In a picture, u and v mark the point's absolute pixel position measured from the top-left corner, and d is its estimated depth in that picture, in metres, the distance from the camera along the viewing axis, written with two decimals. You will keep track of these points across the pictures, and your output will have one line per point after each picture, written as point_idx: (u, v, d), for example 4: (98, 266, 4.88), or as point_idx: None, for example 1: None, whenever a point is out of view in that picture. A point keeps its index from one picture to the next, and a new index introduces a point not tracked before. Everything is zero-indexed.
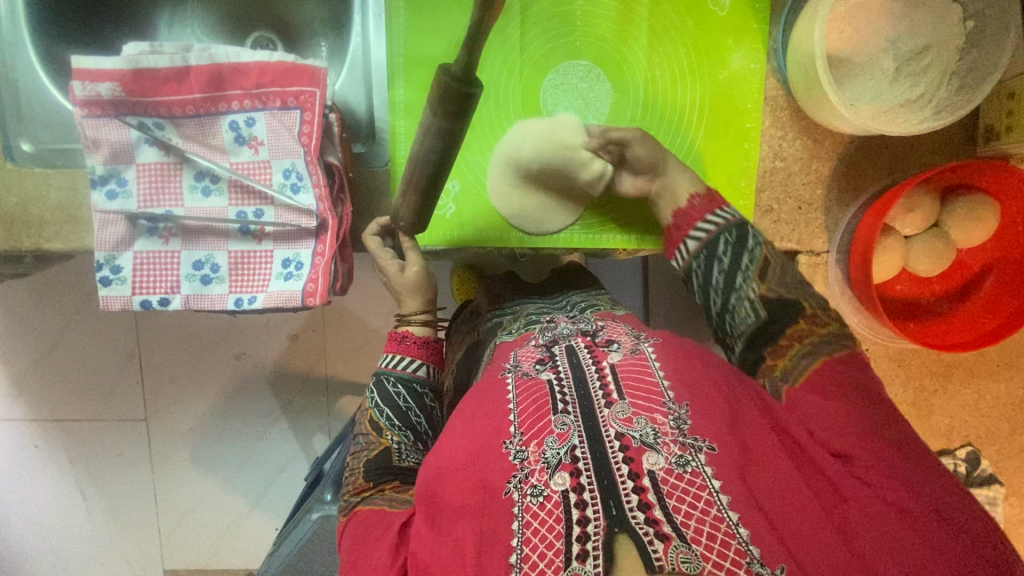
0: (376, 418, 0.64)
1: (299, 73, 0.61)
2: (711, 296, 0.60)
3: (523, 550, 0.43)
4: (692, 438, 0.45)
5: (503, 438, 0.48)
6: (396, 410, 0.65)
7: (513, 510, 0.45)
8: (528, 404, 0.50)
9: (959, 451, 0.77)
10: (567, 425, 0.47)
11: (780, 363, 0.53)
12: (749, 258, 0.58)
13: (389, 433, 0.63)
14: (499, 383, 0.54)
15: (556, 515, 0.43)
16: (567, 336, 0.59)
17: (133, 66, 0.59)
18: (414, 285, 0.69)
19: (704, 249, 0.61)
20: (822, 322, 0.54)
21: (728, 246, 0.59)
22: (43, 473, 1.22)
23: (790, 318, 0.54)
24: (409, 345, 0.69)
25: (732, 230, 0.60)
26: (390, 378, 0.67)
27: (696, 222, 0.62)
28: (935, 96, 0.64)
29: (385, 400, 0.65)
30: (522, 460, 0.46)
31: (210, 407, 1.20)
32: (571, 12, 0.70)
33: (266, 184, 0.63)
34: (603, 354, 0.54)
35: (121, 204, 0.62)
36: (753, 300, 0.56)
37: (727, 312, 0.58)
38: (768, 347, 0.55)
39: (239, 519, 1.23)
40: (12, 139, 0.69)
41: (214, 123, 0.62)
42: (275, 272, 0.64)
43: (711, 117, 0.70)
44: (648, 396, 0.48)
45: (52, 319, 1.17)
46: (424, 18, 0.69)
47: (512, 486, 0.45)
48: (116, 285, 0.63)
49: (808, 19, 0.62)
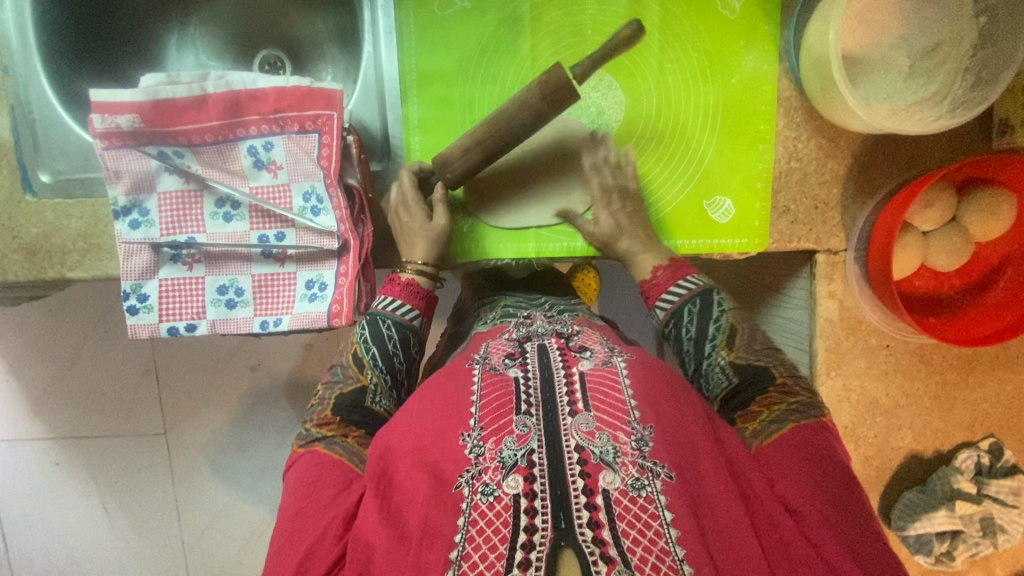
0: (361, 354, 0.64)
1: (316, 96, 0.61)
2: (686, 362, 0.65)
3: (464, 548, 0.43)
4: (651, 462, 0.47)
5: (461, 430, 0.50)
6: (383, 350, 0.64)
7: (460, 506, 0.45)
8: (491, 401, 0.51)
9: (981, 443, 0.77)
10: (528, 428, 0.48)
11: (750, 424, 0.58)
12: (715, 330, 0.63)
13: (369, 372, 0.64)
14: (464, 372, 0.57)
15: (504, 518, 0.44)
16: (541, 334, 0.61)
17: (151, 98, 0.60)
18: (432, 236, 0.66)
19: (670, 318, 0.65)
20: (790, 389, 0.60)
21: (693, 315, 0.64)
22: (65, 491, 1.23)
23: (758, 388, 0.60)
24: (412, 294, 0.67)
25: (694, 300, 0.65)
26: (386, 321, 0.65)
27: (667, 286, 0.66)
28: (951, 92, 0.64)
29: (375, 338, 0.64)
30: (477, 455, 0.47)
31: (229, 419, 1.21)
32: (581, 22, 0.70)
33: (287, 208, 0.64)
34: (575, 360, 0.55)
35: (144, 233, 0.63)
36: (722, 366, 0.62)
37: (700, 376, 0.63)
38: (742, 408, 0.59)
39: (261, 528, 1.25)
40: (31, 171, 0.70)
41: (233, 149, 0.63)
42: (299, 293, 0.65)
43: (725, 121, 0.70)
44: (614, 414, 0.49)
45: (71, 339, 1.18)
46: (434, 33, 0.69)
47: (463, 480, 0.46)
48: (143, 313, 0.63)
49: (822, 20, 0.62)
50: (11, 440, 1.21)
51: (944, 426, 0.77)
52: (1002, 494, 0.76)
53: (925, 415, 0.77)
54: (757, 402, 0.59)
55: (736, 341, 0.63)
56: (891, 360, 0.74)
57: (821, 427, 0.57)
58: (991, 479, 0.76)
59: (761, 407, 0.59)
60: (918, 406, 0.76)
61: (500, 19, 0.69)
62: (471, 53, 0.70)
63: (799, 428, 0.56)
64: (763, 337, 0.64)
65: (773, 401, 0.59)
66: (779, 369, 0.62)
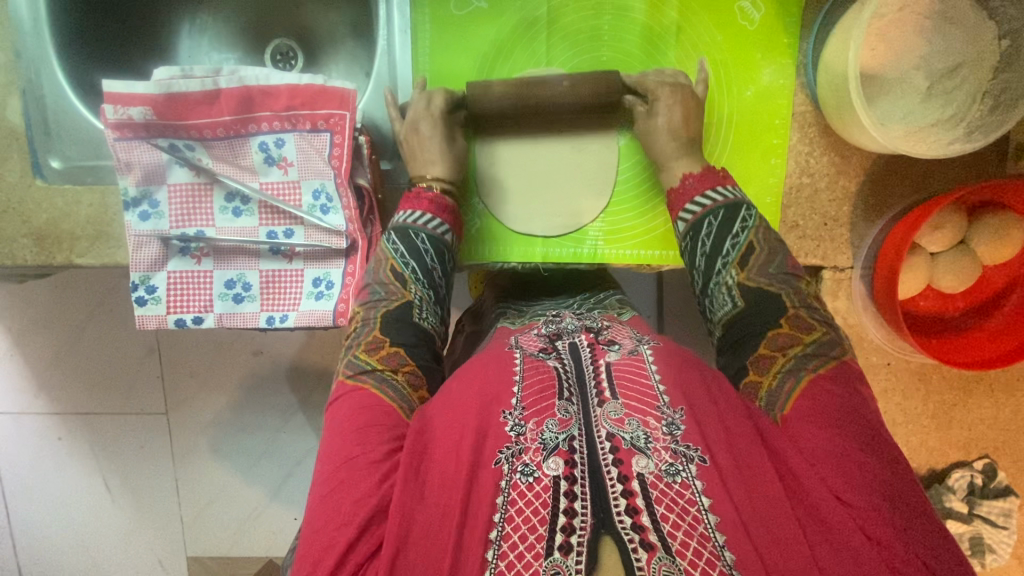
0: (400, 269, 0.62)
1: (329, 95, 0.62)
2: (697, 277, 0.66)
3: (503, 528, 0.43)
4: (685, 446, 0.46)
5: (503, 408, 0.49)
6: (421, 264, 0.64)
7: (499, 484, 0.45)
8: (534, 385, 0.51)
9: (975, 463, 0.78)
10: (569, 414, 0.48)
11: (764, 380, 0.55)
12: (731, 246, 0.63)
13: (412, 285, 0.62)
14: (506, 355, 0.56)
15: (543, 499, 0.44)
16: (572, 332, 0.60)
17: (165, 91, 0.60)
18: (450, 150, 0.67)
19: (688, 233, 0.66)
20: (804, 327, 0.57)
21: (712, 228, 0.64)
22: (67, 464, 1.25)
23: (764, 319, 0.58)
24: (421, 200, 0.66)
25: (717, 212, 0.64)
26: (420, 235, 0.64)
27: (694, 196, 0.66)
28: (967, 115, 0.63)
29: (412, 252, 0.63)
30: (519, 434, 0.47)
31: (230, 401, 1.22)
32: (598, 27, 0.69)
33: (296, 205, 0.64)
34: (603, 352, 0.55)
35: (154, 225, 0.63)
36: (729, 287, 0.61)
37: (707, 296, 0.64)
38: (752, 354, 0.57)
39: (258, 509, 1.26)
40: (41, 156, 0.70)
41: (245, 144, 0.63)
42: (306, 291, 0.65)
43: (739, 134, 0.70)
44: (642, 400, 0.49)
45: (75, 317, 1.19)
46: (449, 33, 0.69)
47: (502, 456, 0.46)
48: (151, 305, 0.64)
49: (843, 37, 0.61)
50: (14, 413, 1.22)
51: (939, 445, 0.78)
52: (993, 515, 0.78)
53: (922, 434, 0.77)
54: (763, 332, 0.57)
55: (750, 262, 0.61)
56: (891, 378, 0.75)
57: (838, 366, 0.54)
58: (982, 500, 0.77)
59: (767, 350, 0.56)
60: (915, 424, 0.77)
61: (516, 22, 0.69)
62: (486, 55, 0.69)
63: (815, 383, 0.53)
64: (784, 260, 0.62)
65: (786, 345, 0.56)
66: (792, 297, 0.59)
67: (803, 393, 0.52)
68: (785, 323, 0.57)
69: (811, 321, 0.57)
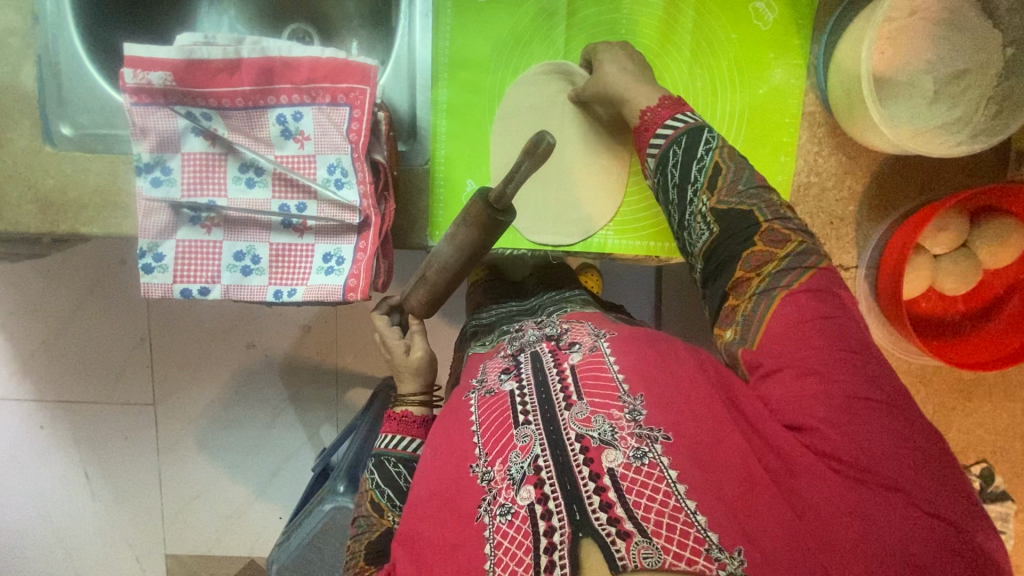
0: (378, 500, 0.61)
1: (351, 70, 0.62)
2: (672, 212, 0.59)
3: (495, 571, 0.44)
4: (648, 428, 0.46)
5: (469, 462, 0.50)
6: (397, 489, 0.61)
7: (485, 534, 0.46)
8: (490, 422, 0.52)
9: (973, 468, 0.79)
10: (529, 437, 0.48)
11: (741, 304, 0.52)
12: (697, 172, 0.56)
13: (390, 513, 0.60)
14: (464, 404, 0.56)
15: (524, 531, 0.44)
16: (532, 343, 0.59)
17: (186, 56, 0.60)
18: (417, 368, 0.68)
19: (657, 165, 0.59)
20: (778, 240, 0.53)
21: (678, 157, 0.57)
22: (47, 454, 1.22)
23: (739, 238, 0.54)
24: (409, 424, 0.67)
25: (681, 140, 0.58)
26: (393, 459, 0.63)
27: (660, 124, 0.59)
28: (973, 120, 0.65)
29: (387, 481, 0.61)
30: (489, 480, 0.48)
31: (219, 396, 1.20)
32: (616, 20, 0.71)
33: (311, 179, 0.63)
34: (564, 356, 0.54)
35: (165, 191, 0.62)
36: (704, 215, 0.56)
37: (685, 229, 0.58)
38: (731, 280, 0.54)
39: (242, 508, 1.23)
40: (52, 122, 0.69)
41: (263, 115, 0.63)
42: (316, 265, 0.64)
43: (749, 130, 0.71)
44: (604, 392, 0.49)
45: (66, 300, 1.17)
46: (469, 19, 0.69)
47: (482, 510, 0.47)
48: (158, 273, 0.63)
49: (854, 37, 0.63)
50: None
51: None
52: None
53: None
54: (742, 253, 0.53)
55: (719, 184, 0.55)
56: None
57: (826, 271, 0.52)
58: None
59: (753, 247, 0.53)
60: None
61: (536, 12, 0.70)
62: (506, 41, 0.70)
63: (793, 298, 0.50)
64: (750, 175, 0.56)
65: (761, 264, 0.52)
66: (765, 210, 0.54)
67: (776, 313, 0.50)
68: (758, 241, 0.53)
69: (786, 232, 0.53)
